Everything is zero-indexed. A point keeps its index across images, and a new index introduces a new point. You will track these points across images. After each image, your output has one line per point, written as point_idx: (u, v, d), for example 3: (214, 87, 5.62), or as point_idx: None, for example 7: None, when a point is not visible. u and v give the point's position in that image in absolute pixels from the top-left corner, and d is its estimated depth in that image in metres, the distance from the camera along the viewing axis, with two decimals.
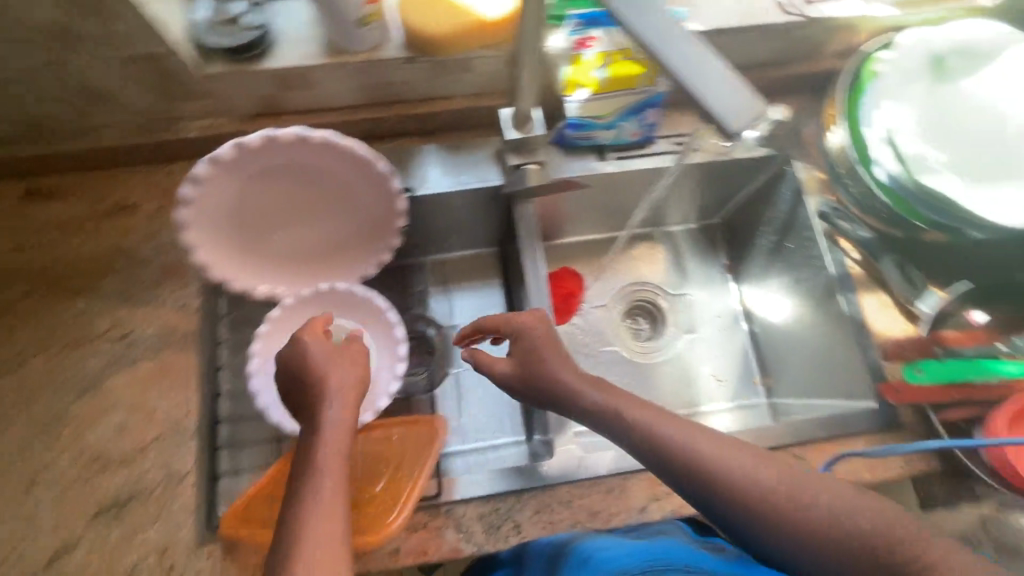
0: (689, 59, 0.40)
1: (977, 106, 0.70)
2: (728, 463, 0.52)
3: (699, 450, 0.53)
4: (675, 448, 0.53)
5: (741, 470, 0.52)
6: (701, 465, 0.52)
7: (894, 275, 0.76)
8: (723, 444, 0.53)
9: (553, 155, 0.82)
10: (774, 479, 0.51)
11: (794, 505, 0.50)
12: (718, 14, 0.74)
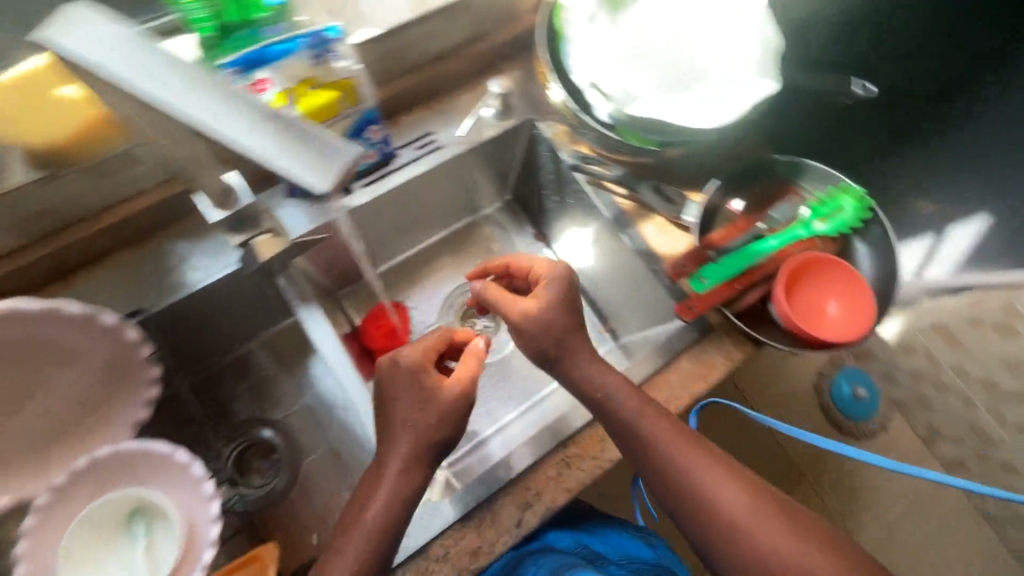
0: (262, 143, 0.39)
1: (656, 22, 0.71)
2: (676, 460, 0.62)
3: (653, 437, 0.63)
4: (637, 433, 0.63)
5: (681, 458, 0.62)
6: (650, 448, 0.63)
7: (653, 198, 0.79)
8: (718, 471, 0.61)
9: (292, 210, 0.72)
10: (703, 473, 0.61)
11: (707, 497, 0.60)
12: (387, 13, 0.70)
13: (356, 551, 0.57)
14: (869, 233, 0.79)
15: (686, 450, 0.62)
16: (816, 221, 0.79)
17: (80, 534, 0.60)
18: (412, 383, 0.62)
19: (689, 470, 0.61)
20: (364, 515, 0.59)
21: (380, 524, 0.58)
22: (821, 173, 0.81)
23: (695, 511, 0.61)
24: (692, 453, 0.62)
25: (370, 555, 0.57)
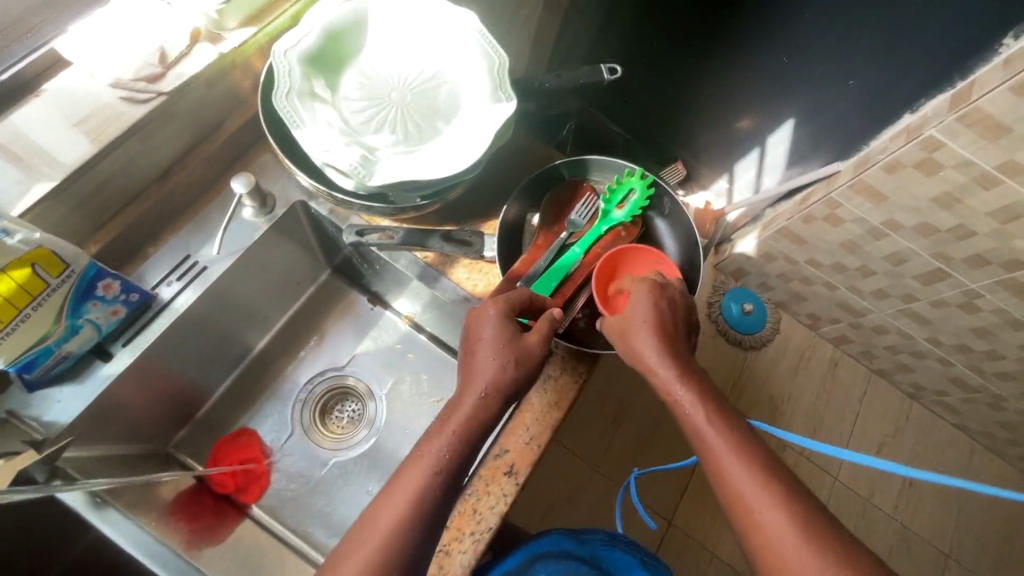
0: None
1: (379, 77, 0.69)
2: (748, 479, 0.55)
3: (718, 446, 0.58)
4: (704, 440, 0.59)
5: (756, 476, 0.56)
6: (718, 461, 0.58)
7: (444, 246, 0.73)
8: (763, 477, 0.55)
9: (53, 397, 0.65)
10: (783, 491, 0.55)
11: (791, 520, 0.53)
12: (60, 154, 0.59)
13: (393, 520, 0.55)
14: (663, 206, 0.81)
15: (763, 466, 0.56)
16: (613, 211, 0.79)
17: None
18: (486, 354, 0.63)
19: (766, 492, 0.55)
20: (402, 485, 0.57)
21: (414, 497, 0.56)
22: (602, 163, 0.82)
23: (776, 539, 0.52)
24: (769, 469, 0.56)
25: (396, 536, 0.54)
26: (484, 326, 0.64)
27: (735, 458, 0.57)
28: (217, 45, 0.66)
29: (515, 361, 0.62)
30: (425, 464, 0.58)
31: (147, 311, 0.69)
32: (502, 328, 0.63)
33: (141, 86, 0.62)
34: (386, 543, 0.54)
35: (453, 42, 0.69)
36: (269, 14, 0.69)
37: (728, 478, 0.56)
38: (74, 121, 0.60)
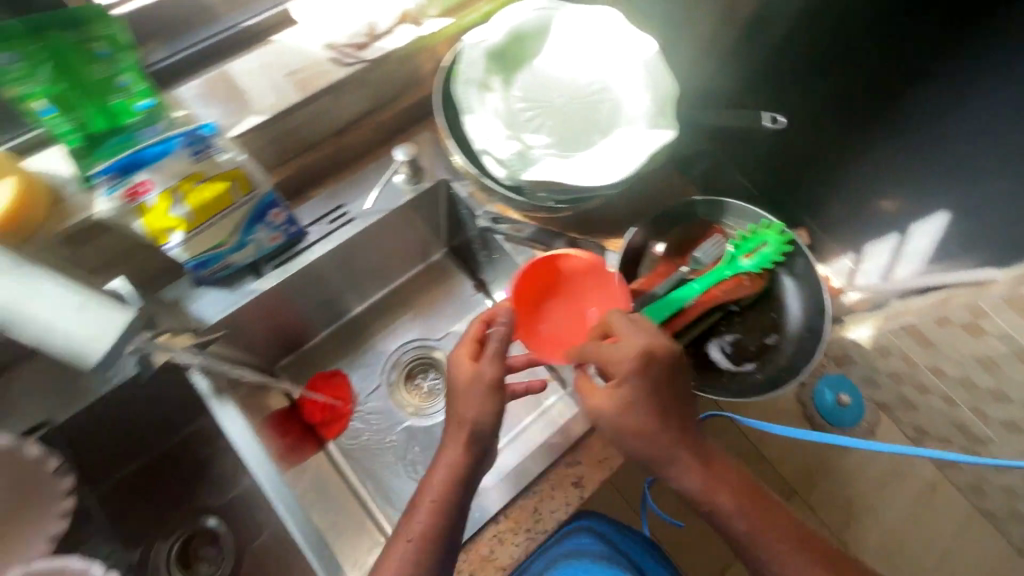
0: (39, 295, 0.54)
1: (551, 82, 0.73)
2: (771, 544, 0.58)
3: (740, 516, 0.59)
4: (724, 510, 0.59)
5: (773, 538, 0.59)
6: (739, 529, 0.59)
7: (570, 252, 0.77)
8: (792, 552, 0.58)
9: (207, 298, 0.74)
10: (797, 550, 0.58)
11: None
12: (271, 94, 0.68)
13: (415, 552, 0.57)
14: (793, 267, 0.78)
15: (775, 521, 0.60)
16: (742, 257, 0.77)
17: None
18: (442, 454, 0.61)
19: (783, 554, 0.58)
20: (411, 527, 0.59)
21: (430, 523, 0.59)
22: (740, 210, 0.80)
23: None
24: (780, 524, 0.60)
25: None
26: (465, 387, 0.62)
27: (756, 523, 0.59)
28: (418, 27, 0.74)
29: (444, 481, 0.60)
30: (431, 503, 0.60)
31: (296, 245, 0.78)
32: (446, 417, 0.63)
33: (348, 52, 0.71)
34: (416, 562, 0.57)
35: (628, 64, 0.72)
36: (465, 9, 0.76)
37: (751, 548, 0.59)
38: (289, 71, 0.69)
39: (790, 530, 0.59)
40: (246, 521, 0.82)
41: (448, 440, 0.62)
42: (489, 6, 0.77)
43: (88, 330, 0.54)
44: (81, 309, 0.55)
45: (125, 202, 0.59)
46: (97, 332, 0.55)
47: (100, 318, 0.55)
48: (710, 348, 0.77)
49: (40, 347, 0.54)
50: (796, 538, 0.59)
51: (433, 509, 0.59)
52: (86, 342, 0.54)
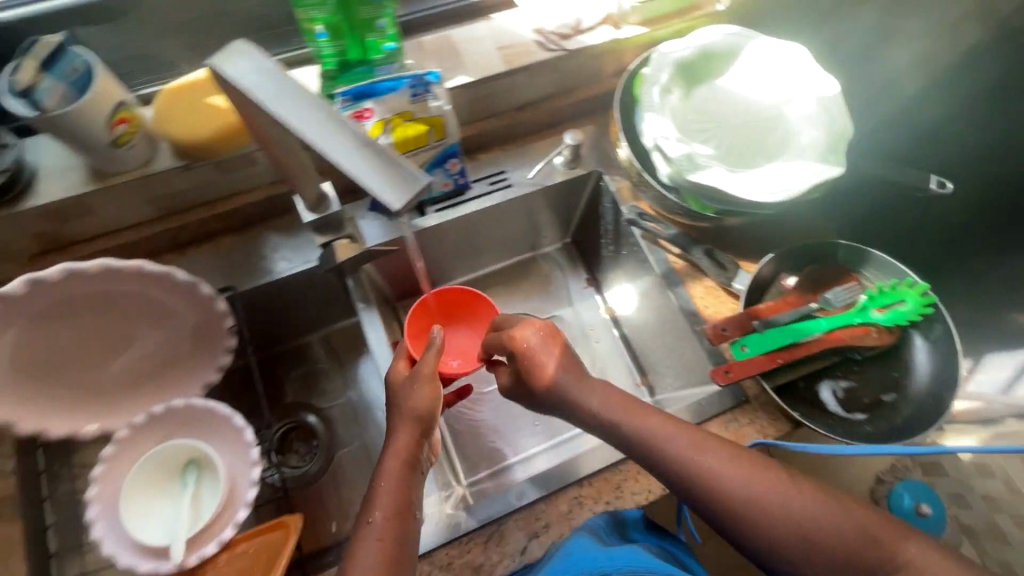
0: (348, 142, 0.42)
1: (728, 101, 0.77)
2: (744, 489, 0.56)
3: (706, 465, 0.58)
4: (684, 462, 0.59)
5: (745, 483, 0.57)
6: (707, 481, 0.58)
7: (706, 262, 0.82)
8: (757, 481, 0.57)
9: (373, 223, 0.84)
10: (775, 489, 0.56)
11: (791, 517, 0.54)
12: (481, 63, 0.78)
13: (394, 494, 0.60)
14: (929, 331, 0.77)
15: (745, 466, 0.58)
16: (873, 309, 0.78)
17: (145, 471, 0.72)
18: (415, 399, 0.65)
19: (761, 497, 0.56)
20: (387, 481, 0.61)
21: (406, 467, 0.62)
22: (885, 263, 0.80)
23: (783, 542, 0.54)
24: (754, 468, 0.58)
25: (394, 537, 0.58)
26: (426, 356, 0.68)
27: (723, 468, 0.58)
28: (617, 30, 0.81)
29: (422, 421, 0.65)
30: (399, 457, 0.63)
31: (459, 196, 0.86)
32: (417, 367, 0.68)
33: (553, 39, 0.79)
34: (397, 505, 0.60)
35: (809, 99, 0.75)
36: (661, 22, 0.83)
37: (723, 499, 0.57)
38: (499, 46, 0.79)
39: (766, 470, 0.57)
40: (338, 432, 0.92)
41: (409, 392, 0.66)
42: (682, 24, 0.84)
43: (399, 182, 0.41)
44: (382, 162, 0.41)
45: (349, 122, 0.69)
46: (407, 188, 0.41)
47: (410, 174, 0.42)
48: (822, 388, 0.77)
49: (360, 182, 0.40)
50: (774, 478, 0.57)
51: (396, 494, 0.60)
52: (393, 193, 0.40)
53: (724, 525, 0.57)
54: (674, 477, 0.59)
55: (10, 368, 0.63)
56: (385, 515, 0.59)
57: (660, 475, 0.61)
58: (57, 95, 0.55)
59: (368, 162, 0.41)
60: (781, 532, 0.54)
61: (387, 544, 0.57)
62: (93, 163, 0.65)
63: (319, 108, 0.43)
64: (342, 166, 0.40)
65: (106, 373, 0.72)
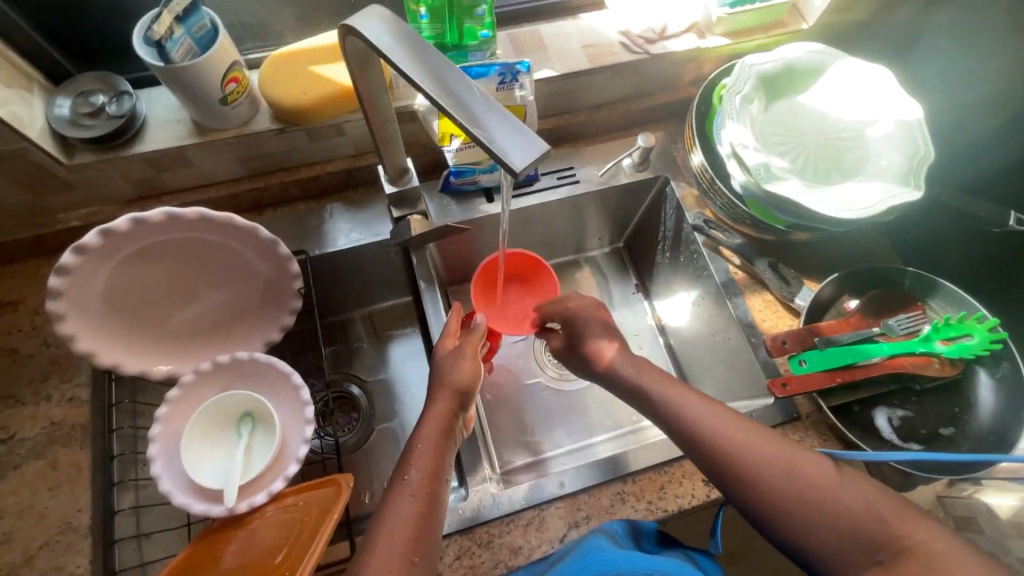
0: (477, 107, 0.43)
1: (807, 117, 0.78)
2: (754, 458, 0.58)
3: (721, 432, 0.61)
4: (701, 429, 0.62)
5: (757, 453, 0.59)
6: (721, 448, 0.60)
7: (768, 275, 0.82)
8: (788, 467, 0.57)
9: (442, 204, 0.86)
10: (785, 461, 0.57)
11: (797, 487, 0.55)
12: (566, 59, 0.80)
13: (431, 453, 0.61)
14: (995, 368, 0.74)
15: (760, 438, 0.60)
16: (937, 340, 0.76)
17: (205, 417, 0.73)
18: (453, 373, 0.67)
19: (771, 466, 0.57)
20: (425, 440, 0.62)
21: (444, 435, 0.63)
22: (953, 295, 0.78)
23: (788, 511, 0.55)
24: (769, 442, 0.59)
25: (425, 497, 0.57)
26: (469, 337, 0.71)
27: (737, 437, 0.60)
28: (701, 39, 0.83)
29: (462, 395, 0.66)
30: (436, 424, 0.64)
31: (527, 186, 0.89)
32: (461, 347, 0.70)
33: (638, 42, 0.81)
34: (433, 466, 0.60)
35: (893, 122, 0.75)
36: (745, 35, 0.83)
37: (734, 464, 0.59)
38: (585, 45, 0.81)
39: (781, 445, 0.59)
40: (381, 405, 0.94)
41: (449, 364, 0.68)
42: (766, 39, 0.84)
43: (520, 144, 0.41)
44: (507, 127, 0.42)
45: None
46: (528, 151, 0.41)
47: (532, 138, 0.42)
48: (878, 414, 0.76)
49: (482, 143, 0.41)
50: (786, 452, 0.58)
51: (430, 454, 0.61)
52: (516, 156, 0.41)
53: (734, 492, 0.59)
54: (690, 443, 0.63)
55: (101, 300, 0.66)
56: (423, 474, 0.59)
57: (680, 442, 0.64)
58: (185, 49, 0.59)
59: (495, 126, 0.42)
60: (788, 503, 0.55)
61: (417, 503, 0.57)
62: (199, 118, 0.69)
63: (455, 80, 0.45)
64: (471, 128, 0.42)
65: (181, 319, 0.75)
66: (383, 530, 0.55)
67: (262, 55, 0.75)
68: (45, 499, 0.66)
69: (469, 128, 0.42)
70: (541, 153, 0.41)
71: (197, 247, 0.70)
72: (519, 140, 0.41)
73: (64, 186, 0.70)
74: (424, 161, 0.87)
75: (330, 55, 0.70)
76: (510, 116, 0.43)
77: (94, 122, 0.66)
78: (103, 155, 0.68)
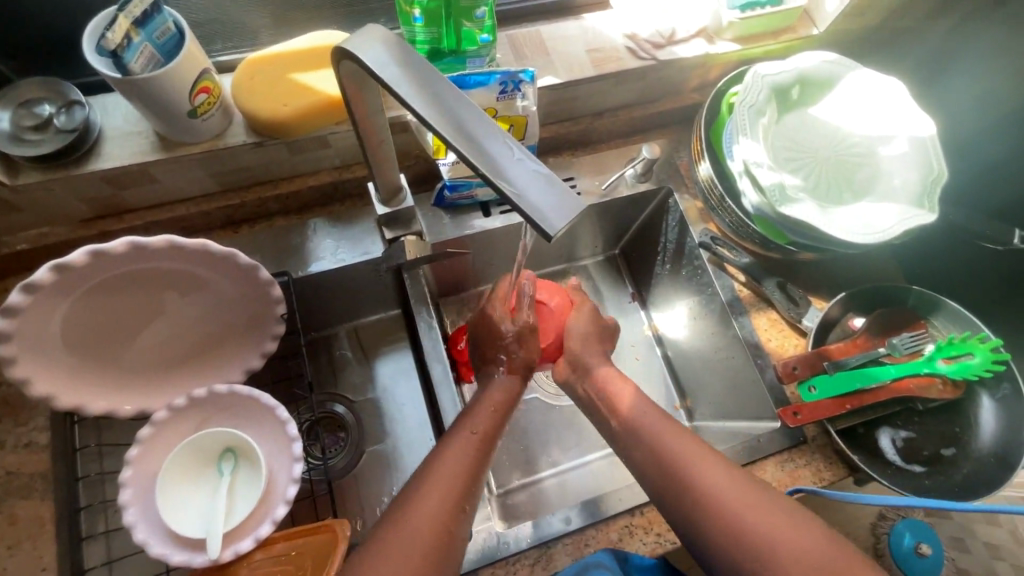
0: (497, 151, 0.38)
1: (818, 131, 0.75)
2: (713, 488, 0.55)
3: (695, 469, 0.57)
4: (665, 454, 0.59)
5: (730, 494, 0.54)
6: (692, 487, 0.56)
7: (776, 294, 0.80)
8: (712, 471, 0.56)
9: (434, 219, 0.80)
10: (740, 492, 0.54)
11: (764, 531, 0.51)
12: (570, 64, 0.75)
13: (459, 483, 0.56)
14: (996, 388, 0.74)
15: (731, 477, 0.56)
16: (940, 359, 0.75)
17: (183, 456, 0.67)
18: (478, 417, 0.63)
19: (745, 511, 0.53)
20: (440, 468, 0.57)
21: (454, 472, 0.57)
22: (957, 315, 0.77)
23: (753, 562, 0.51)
24: (743, 485, 0.55)
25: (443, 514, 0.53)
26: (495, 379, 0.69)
27: (712, 477, 0.56)
28: (710, 44, 0.78)
29: (488, 438, 0.62)
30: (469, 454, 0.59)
31: None
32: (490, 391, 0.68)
33: (646, 48, 0.76)
34: (458, 499, 0.55)
35: (906, 139, 0.73)
36: (755, 41, 0.79)
37: (699, 501, 0.55)
38: (589, 49, 0.76)
39: (753, 489, 0.55)
40: (367, 426, 0.88)
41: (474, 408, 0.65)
42: (775, 45, 0.80)
43: (553, 202, 0.36)
44: (537, 179, 0.37)
45: None
46: (563, 211, 0.36)
47: (565, 195, 0.37)
48: (882, 435, 0.76)
49: (511, 199, 0.36)
50: (762, 498, 0.54)
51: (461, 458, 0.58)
52: (551, 216, 0.36)
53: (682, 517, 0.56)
54: (661, 478, 0.58)
55: (58, 338, 0.59)
56: (455, 505, 0.54)
57: (648, 472, 0.60)
58: (145, 57, 0.52)
59: (520, 175, 0.37)
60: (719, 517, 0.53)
61: (440, 537, 0.52)
62: (162, 131, 0.61)
63: (470, 114, 0.40)
64: (493, 177, 0.37)
65: (147, 352, 0.68)
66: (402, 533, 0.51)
67: (234, 57, 0.67)
68: (3, 559, 0.60)
69: (491, 178, 0.37)
70: (574, 209, 0.36)
71: (163, 275, 0.63)
72: (548, 195, 0.37)
73: (7, 208, 0.62)
74: (414, 172, 0.81)
75: (313, 61, 0.63)
76: (537, 162, 0.38)
77: (40, 138, 0.58)
78: (49, 174, 0.60)
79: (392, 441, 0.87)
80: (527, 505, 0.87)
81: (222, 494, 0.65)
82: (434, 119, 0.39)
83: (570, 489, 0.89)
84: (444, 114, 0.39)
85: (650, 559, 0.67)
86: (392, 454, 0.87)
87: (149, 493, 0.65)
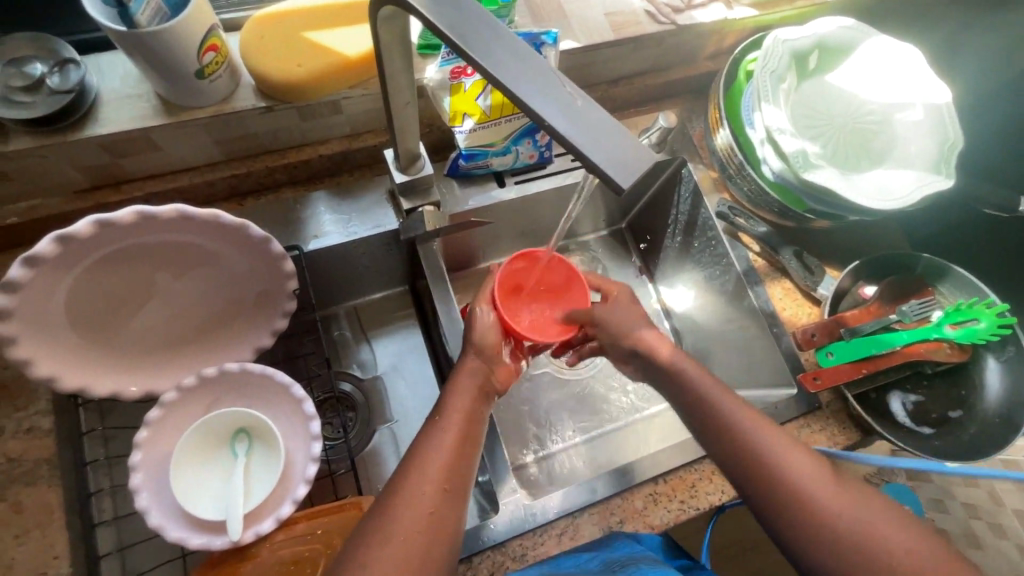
0: (558, 100, 0.36)
1: (836, 98, 0.75)
2: (797, 470, 0.54)
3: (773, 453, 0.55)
4: (735, 428, 0.57)
5: (811, 474, 0.53)
6: (770, 464, 0.54)
7: (793, 264, 0.81)
8: (792, 448, 0.55)
9: (447, 189, 0.78)
10: (827, 480, 0.53)
11: (850, 526, 0.50)
12: (588, 27, 0.73)
13: (440, 465, 0.52)
14: (1000, 351, 0.75)
15: (819, 468, 0.54)
16: (948, 324, 0.76)
17: (195, 437, 0.64)
18: (451, 400, 0.58)
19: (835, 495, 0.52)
20: (437, 442, 0.54)
21: (467, 440, 0.55)
22: (964, 281, 0.78)
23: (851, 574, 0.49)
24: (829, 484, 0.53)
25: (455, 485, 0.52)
26: (470, 365, 0.62)
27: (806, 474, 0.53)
28: (728, 9, 0.77)
29: (470, 420, 0.57)
30: (452, 434, 0.55)
31: (538, 169, 0.80)
32: (459, 381, 0.60)
33: (665, 11, 0.75)
34: (439, 482, 0.51)
35: (922, 106, 0.73)
36: (773, 6, 0.78)
37: (783, 481, 0.53)
38: (608, 12, 0.74)
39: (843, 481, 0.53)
40: (378, 405, 0.84)
41: (454, 387, 0.60)
42: (792, 11, 0.80)
43: (619, 152, 0.35)
44: (599, 126, 0.36)
45: (449, 77, 0.68)
46: (631, 161, 0.35)
47: (631, 145, 0.35)
48: (891, 399, 0.77)
49: (576, 150, 0.35)
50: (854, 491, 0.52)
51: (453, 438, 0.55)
52: (619, 166, 0.34)
53: (758, 492, 0.55)
54: (733, 456, 0.56)
55: (60, 315, 0.55)
56: (435, 489, 0.51)
57: (723, 457, 0.58)
58: (152, 9, 0.48)
59: (586, 126, 0.35)
60: (814, 500, 0.52)
61: (423, 527, 0.49)
62: (167, 93, 0.57)
63: (527, 61, 0.38)
64: (559, 130, 0.35)
65: (152, 331, 0.65)
66: (404, 506, 0.49)
67: (239, 15, 0.63)
68: (10, 548, 0.57)
69: (557, 129, 0.35)
70: (643, 161, 0.35)
71: (167, 248, 0.59)
72: (615, 146, 0.35)
73: None
74: (426, 141, 0.79)
75: (325, 20, 0.60)
76: (601, 112, 0.36)
77: (33, 99, 0.54)
78: (44, 139, 0.55)
79: (397, 420, 0.84)
80: (543, 479, 0.86)
81: (239, 476, 0.63)
82: (486, 65, 0.37)
83: (583, 461, 0.88)
84: (499, 60, 0.37)
85: (655, 538, 0.67)
86: (388, 436, 0.82)
87: (163, 476, 0.62)
